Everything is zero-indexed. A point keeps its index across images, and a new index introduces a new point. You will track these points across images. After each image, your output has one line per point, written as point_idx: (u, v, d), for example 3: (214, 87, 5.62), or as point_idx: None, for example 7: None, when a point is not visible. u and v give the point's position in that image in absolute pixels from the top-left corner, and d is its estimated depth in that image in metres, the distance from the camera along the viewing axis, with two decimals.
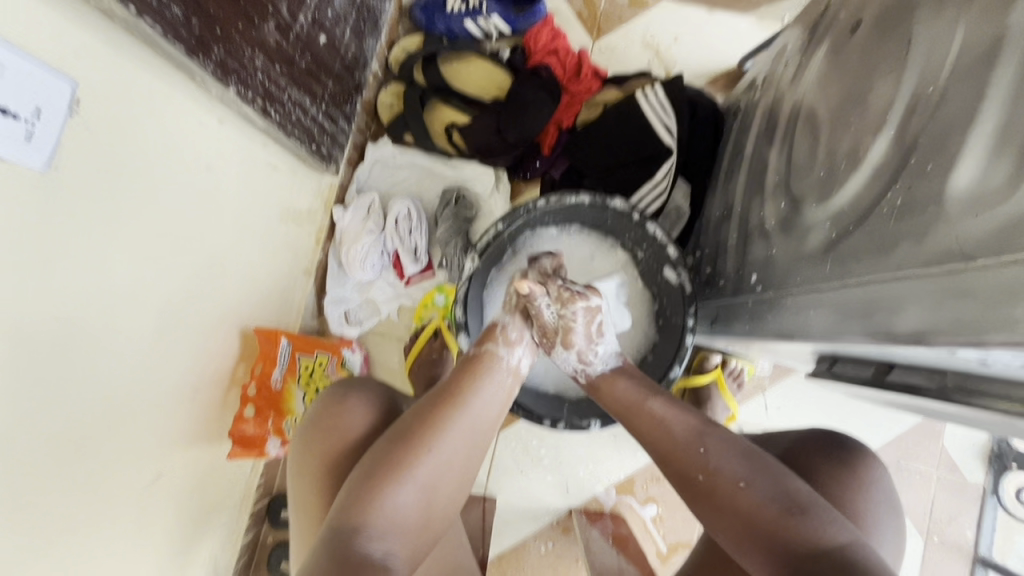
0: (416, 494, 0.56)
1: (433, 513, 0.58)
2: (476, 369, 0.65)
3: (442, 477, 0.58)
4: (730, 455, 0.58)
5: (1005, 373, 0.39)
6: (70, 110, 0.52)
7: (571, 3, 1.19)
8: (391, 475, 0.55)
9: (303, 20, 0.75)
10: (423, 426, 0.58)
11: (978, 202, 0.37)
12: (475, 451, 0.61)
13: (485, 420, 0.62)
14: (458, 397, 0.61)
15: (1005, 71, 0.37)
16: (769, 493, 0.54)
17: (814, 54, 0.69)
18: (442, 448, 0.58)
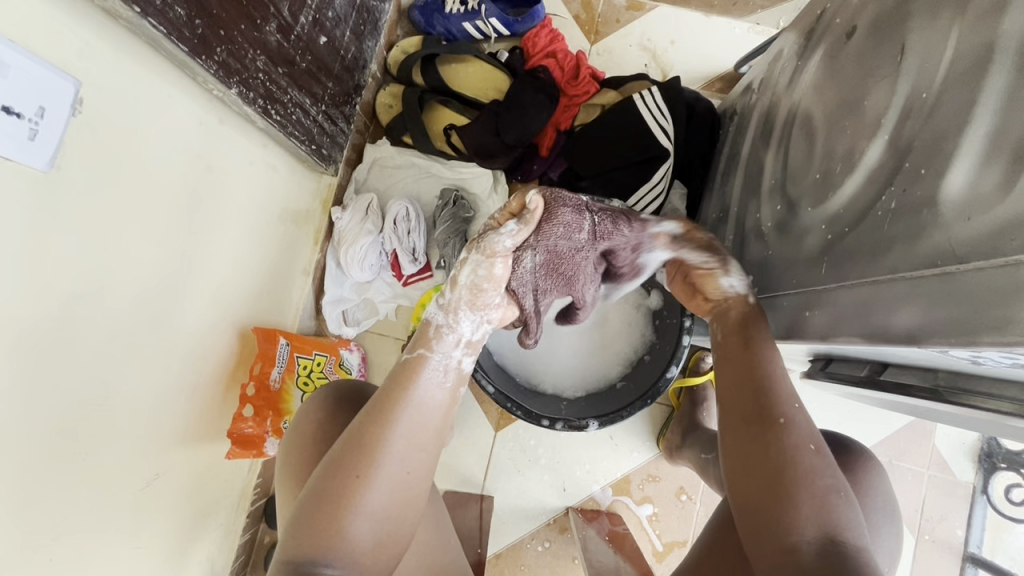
0: (372, 520, 0.53)
1: (396, 531, 0.55)
2: (410, 371, 0.60)
3: (397, 503, 0.55)
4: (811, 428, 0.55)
5: (995, 372, 0.40)
6: (73, 109, 0.52)
7: (569, 6, 1.20)
8: (332, 509, 0.52)
9: (303, 21, 0.75)
10: (358, 449, 0.54)
11: (971, 205, 0.38)
12: (422, 459, 0.57)
13: (427, 425, 0.58)
14: (392, 409, 0.57)
15: (998, 78, 0.38)
16: (829, 470, 0.52)
17: (810, 59, 0.70)
18: (383, 469, 0.54)
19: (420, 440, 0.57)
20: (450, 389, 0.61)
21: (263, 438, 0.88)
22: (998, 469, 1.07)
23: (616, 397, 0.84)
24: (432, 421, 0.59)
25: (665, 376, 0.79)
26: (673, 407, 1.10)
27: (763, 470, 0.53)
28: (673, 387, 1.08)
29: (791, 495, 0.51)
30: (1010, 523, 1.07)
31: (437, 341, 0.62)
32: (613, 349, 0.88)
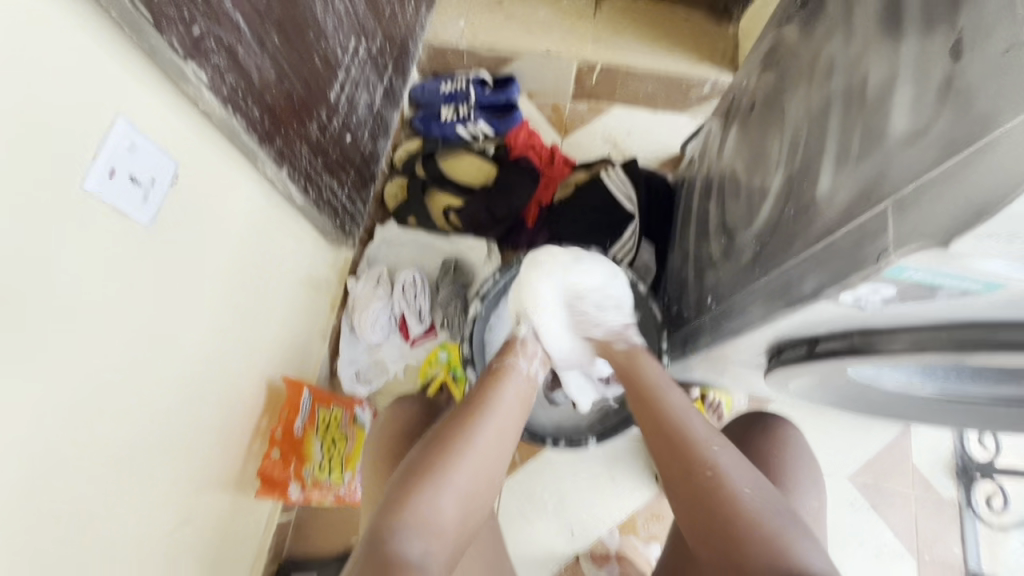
0: (455, 498, 0.62)
1: (467, 520, 0.64)
2: (499, 375, 0.74)
3: (479, 484, 0.65)
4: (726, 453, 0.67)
5: (899, 322, 0.54)
6: (171, 181, 0.67)
7: (542, 111, 1.47)
8: (428, 482, 0.61)
9: (335, 123, 0.96)
10: (457, 430, 0.66)
11: (830, 197, 0.54)
12: (506, 441, 0.69)
13: (511, 415, 0.71)
14: (485, 405, 0.70)
15: (834, 116, 0.56)
16: (737, 478, 0.64)
17: (729, 130, 0.92)
18: (473, 453, 0.65)
19: (517, 408, 0.72)
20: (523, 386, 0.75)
21: (287, 480, 0.98)
22: (975, 481, 1.14)
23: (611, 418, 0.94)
24: (518, 407, 0.73)
25: None
26: None
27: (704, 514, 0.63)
28: None
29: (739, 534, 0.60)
30: (1000, 536, 1.12)
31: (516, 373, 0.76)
32: None
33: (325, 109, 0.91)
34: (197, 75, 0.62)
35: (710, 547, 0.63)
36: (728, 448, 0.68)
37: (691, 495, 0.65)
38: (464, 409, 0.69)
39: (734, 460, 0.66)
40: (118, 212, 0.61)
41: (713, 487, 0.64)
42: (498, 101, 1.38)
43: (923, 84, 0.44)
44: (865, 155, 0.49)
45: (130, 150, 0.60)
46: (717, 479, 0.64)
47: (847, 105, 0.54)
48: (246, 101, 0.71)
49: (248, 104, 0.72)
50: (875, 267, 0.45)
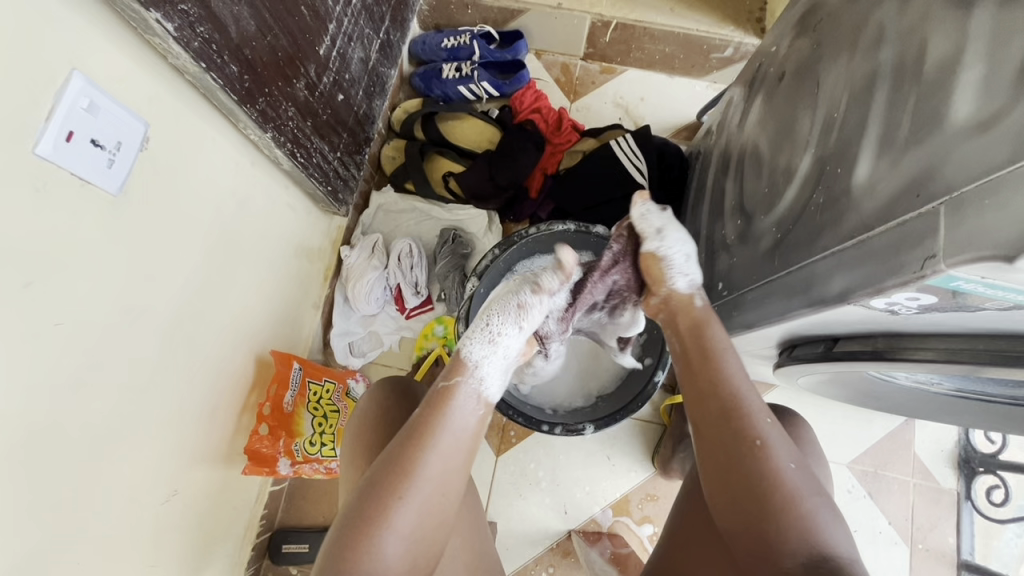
0: (403, 541, 0.59)
1: (419, 554, 0.61)
2: (445, 397, 0.66)
3: (427, 521, 0.61)
4: (783, 441, 0.60)
5: (931, 328, 0.49)
6: (141, 145, 0.62)
7: (551, 71, 1.37)
8: (369, 527, 0.58)
9: (326, 80, 0.89)
10: (396, 472, 0.61)
11: (869, 187, 0.48)
12: (454, 474, 0.64)
13: (458, 448, 0.64)
14: (428, 437, 0.63)
15: (880, 93, 0.50)
16: (812, 489, 0.58)
17: (754, 100, 0.84)
18: (417, 491, 0.61)
19: (465, 444, 0.65)
20: (472, 412, 0.66)
21: (277, 457, 0.94)
22: (977, 474, 1.12)
23: (605, 406, 0.92)
24: (465, 442, 0.65)
25: (653, 380, 0.89)
26: (666, 425, 1.15)
27: (747, 475, 0.58)
28: (665, 405, 1.14)
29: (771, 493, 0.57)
30: (997, 528, 1.11)
31: (470, 373, 0.68)
32: (601, 366, 0.97)
33: (313, 65, 0.83)
34: (163, 26, 0.55)
35: (749, 493, 0.58)
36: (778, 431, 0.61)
37: (751, 501, 0.58)
38: (413, 436, 0.63)
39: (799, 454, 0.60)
40: (81, 179, 0.55)
41: (783, 488, 0.57)
42: (504, 59, 1.29)
43: (996, 63, 0.38)
44: (915, 144, 0.43)
45: (91, 111, 0.54)
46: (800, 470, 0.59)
47: (897, 82, 0.48)
48: (223, 56, 0.64)
49: (225, 58, 0.64)
50: (917, 276, 0.40)
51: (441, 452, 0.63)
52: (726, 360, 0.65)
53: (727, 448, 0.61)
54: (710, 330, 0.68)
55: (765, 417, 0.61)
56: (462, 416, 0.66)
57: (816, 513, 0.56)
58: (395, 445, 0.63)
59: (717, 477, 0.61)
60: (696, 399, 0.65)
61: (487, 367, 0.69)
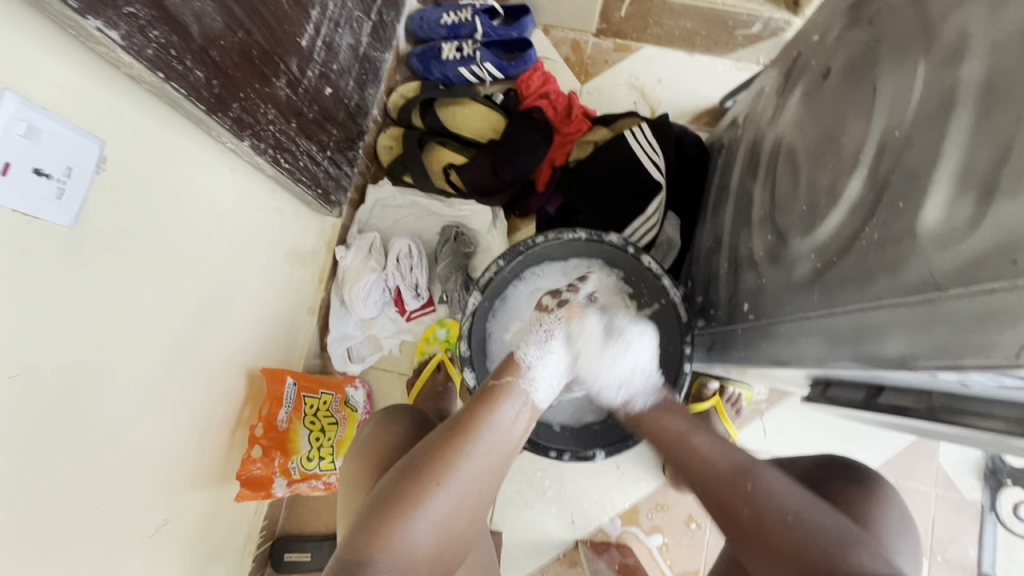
0: (432, 530, 0.56)
1: (444, 548, 0.57)
2: (493, 397, 0.64)
3: (459, 514, 0.58)
4: (781, 486, 0.60)
5: (989, 393, 0.42)
6: (97, 167, 0.54)
7: (560, 49, 1.26)
8: (404, 509, 0.55)
9: (310, 74, 0.80)
10: (437, 459, 0.58)
11: (947, 235, 0.40)
12: (493, 473, 0.61)
13: (502, 447, 0.62)
14: (473, 429, 0.61)
15: (961, 117, 0.41)
16: (836, 526, 0.56)
17: (790, 96, 0.74)
18: (458, 481, 0.58)
19: (509, 445, 0.63)
20: (524, 415, 0.65)
21: (272, 479, 0.92)
22: (1004, 486, 1.07)
23: (620, 428, 0.85)
24: (511, 444, 0.63)
25: None
26: None
27: (753, 534, 0.59)
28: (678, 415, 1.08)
29: (792, 544, 0.56)
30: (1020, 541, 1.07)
31: (525, 373, 0.66)
32: None
33: (295, 60, 0.75)
34: (107, 34, 0.47)
35: (770, 546, 0.58)
36: (777, 480, 0.61)
37: (787, 561, 0.56)
38: (459, 428, 0.61)
39: (783, 484, 0.60)
40: (25, 214, 0.48)
41: (801, 535, 0.56)
42: (509, 37, 1.19)
43: None
44: (1012, 193, 0.36)
45: (29, 136, 0.46)
46: (799, 517, 0.57)
47: (987, 106, 0.39)
48: (184, 61, 0.56)
49: (186, 63, 0.56)
50: (1011, 365, 0.33)
51: (486, 446, 0.61)
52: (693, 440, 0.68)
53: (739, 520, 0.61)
54: (665, 419, 0.71)
55: (761, 475, 0.62)
56: (512, 417, 0.64)
57: (846, 547, 0.54)
58: (441, 434, 0.61)
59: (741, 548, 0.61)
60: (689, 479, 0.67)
61: (541, 373, 0.67)
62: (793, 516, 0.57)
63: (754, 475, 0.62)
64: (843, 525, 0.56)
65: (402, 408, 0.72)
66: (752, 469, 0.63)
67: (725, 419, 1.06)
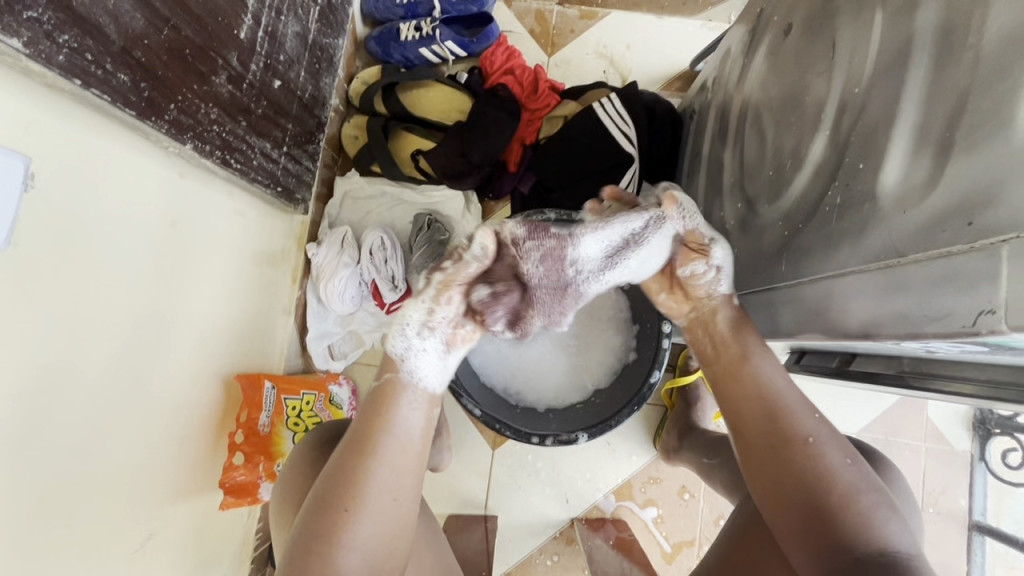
0: (362, 557, 0.55)
1: (383, 563, 0.57)
2: (385, 395, 0.61)
3: (385, 536, 0.57)
4: (836, 442, 0.55)
5: (953, 357, 0.41)
6: (25, 184, 0.51)
7: (524, 21, 1.21)
8: (324, 548, 0.53)
9: (254, 68, 0.76)
10: (340, 489, 0.56)
11: (905, 196, 0.39)
12: (407, 484, 0.59)
13: (406, 453, 0.60)
14: (370, 442, 0.58)
15: (919, 69, 0.39)
16: (867, 484, 0.53)
17: (755, 55, 0.71)
18: (367, 504, 0.56)
19: (413, 448, 0.60)
20: (422, 415, 0.62)
21: (258, 484, 0.92)
22: (993, 435, 1.08)
23: (603, 408, 0.83)
24: (415, 447, 0.61)
25: (649, 381, 0.80)
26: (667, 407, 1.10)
27: (789, 472, 0.55)
28: (665, 388, 1.08)
29: (820, 491, 0.53)
30: (1011, 488, 1.07)
31: (402, 365, 0.62)
32: (593, 357, 0.87)
33: (235, 54, 0.71)
34: (9, 43, 0.44)
35: (798, 488, 0.54)
36: (831, 430, 0.57)
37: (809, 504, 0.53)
38: (353, 448, 0.58)
39: (835, 433, 0.56)
40: None
41: (837, 488, 0.52)
42: (469, 13, 1.14)
43: None
44: (968, 149, 0.34)
45: None
46: (847, 467, 0.54)
47: (943, 55, 0.37)
48: (104, 65, 0.53)
49: (107, 67, 0.53)
50: (968, 332, 0.32)
51: (386, 458, 0.58)
52: (757, 365, 0.62)
53: (778, 457, 0.56)
54: (744, 341, 0.63)
55: (811, 415, 0.58)
56: (408, 419, 0.61)
57: (874, 509, 0.51)
58: (335, 464, 0.58)
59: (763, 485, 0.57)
60: (733, 404, 0.61)
61: (417, 364, 0.62)
62: (843, 464, 0.54)
63: (819, 413, 0.58)
64: (871, 483, 0.53)
65: (308, 444, 0.71)
66: (819, 418, 0.57)
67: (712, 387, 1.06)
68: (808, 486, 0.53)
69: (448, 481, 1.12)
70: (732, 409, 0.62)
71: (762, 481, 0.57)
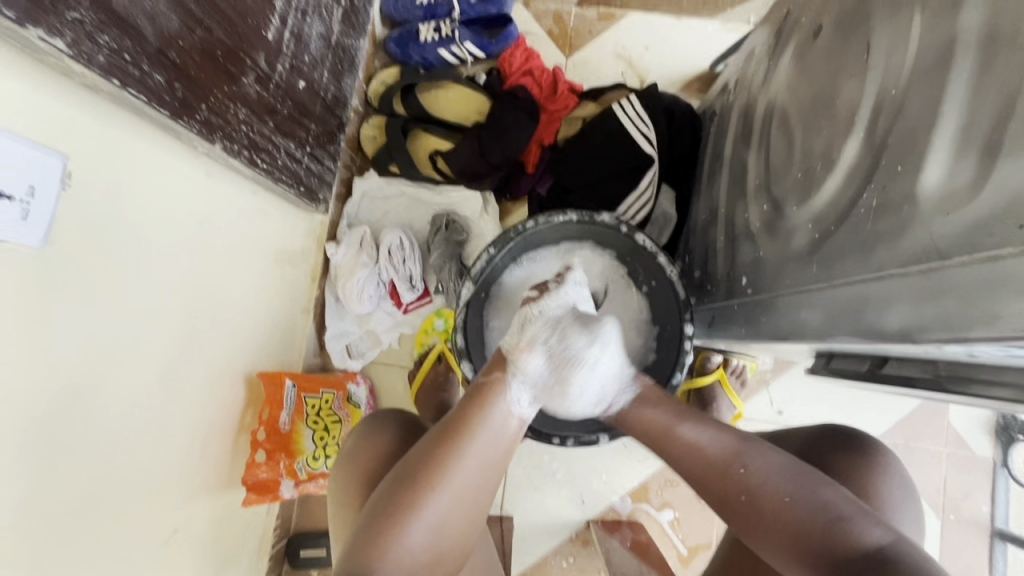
0: (429, 534, 0.55)
1: (445, 548, 0.57)
2: (484, 394, 0.63)
3: (451, 519, 0.57)
4: (770, 466, 0.58)
5: (991, 360, 0.41)
6: (63, 183, 0.52)
7: (542, 22, 1.21)
8: (400, 517, 0.54)
9: (280, 69, 0.77)
10: (426, 465, 0.57)
11: (948, 199, 0.38)
12: (483, 478, 0.60)
13: (491, 450, 0.61)
14: (465, 429, 0.60)
15: (962, 72, 0.39)
16: (818, 501, 0.55)
17: (781, 56, 0.71)
18: (449, 484, 0.57)
19: (497, 447, 0.62)
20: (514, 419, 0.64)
21: (279, 481, 0.93)
22: (1016, 440, 1.05)
23: None
24: (498, 447, 0.62)
25: (672, 384, 0.82)
26: None
27: (748, 514, 0.58)
28: (683, 390, 1.08)
29: (779, 522, 0.55)
30: None
31: (514, 369, 0.64)
32: None
33: (263, 55, 0.72)
34: (53, 43, 0.44)
35: (766, 522, 0.56)
36: (769, 460, 0.59)
37: (784, 534, 0.55)
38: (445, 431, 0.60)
39: (782, 462, 0.59)
40: None
41: (793, 513, 0.55)
42: (488, 13, 1.14)
43: None
44: (1017, 153, 0.33)
45: None
46: (792, 495, 0.56)
47: (988, 58, 0.37)
48: (141, 65, 0.53)
49: (144, 68, 0.54)
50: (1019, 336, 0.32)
51: (475, 449, 0.59)
52: (677, 432, 0.65)
53: (734, 518, 0.59)
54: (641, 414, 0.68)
55: (738, 470, 0.59)
56: (500, 418, 0.62)
57: (848, 520, 0.53)
58: (425, 442, 0.59)
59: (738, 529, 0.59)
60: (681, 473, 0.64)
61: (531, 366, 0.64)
62: (785, 495, 0.56)
63: (742, 458, 0.60)
64: (844, 499, 0.54)
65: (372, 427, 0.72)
66: (742, 452, 0.61)
67: (730, 390, 1.05)
68: (773, 528, 0.56)
69: None
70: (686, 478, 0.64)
71: (751, 540, 0.58)
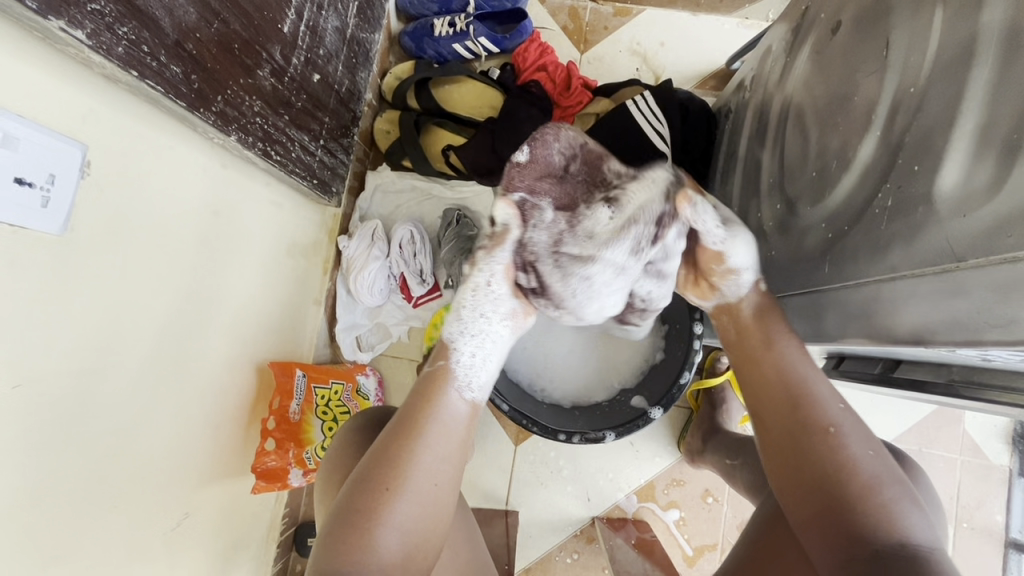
0: (401, 536, 0.54)
1: (420, 553, 0.55)
2: (435, 380, 0.62)
3: (423, 520, 0.56)
4: (852, 425, 0.55)
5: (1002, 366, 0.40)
6: (82, 172, 0.53)
7: (557, 18, 1.21)
8: (367, 520, 0.53)
9: (295, 62, 0.78)
10: (384, 467, 0.56)
11: (965, 201, 0.38)
12: (448, 471, 0.59)
13: (450, 440, 0.60)
14: (418, 424, 0.59)
15: (982, 69, 0.38)
16: (890, 477, 0.51)
17: (798, 53, 0.70)
18: (412, 482, 0.56)
19: (458, 437, 0.61)
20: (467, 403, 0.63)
21: (287, 470, 0.93)
22: None
23: (630, 407, 0.84)
24: (458, 438, 0.61)
25: (680, 382, 0.80)
26: (693, 410, 1.10)
27: (807, 455, 0.54)
28: (692, 390, 1.07)
29: (838, 478, 0.52)
30: None
31: (453, 355, 0.64)
32: (619, 355, 0.88)
33: (278, 48, 0.73)
34: (73, 35, 0.45)
35: (815, 473, 0.53)
36: (856, 422, 0.56)
37: (822, 484, 0.52)
38: (400, 429, 0.59)
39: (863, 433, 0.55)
40: (12, 225, 0.47)
41: (857, 476, 0.51)
42: (503, 8, 1.14)
43: None
44: None
45: (5, 145, 0.44)
46: (876, 457, 0.53)
47: (1009, 55, 0.36)
48: (158, 57, 0.54)
49: (161, 59, 0.55)
50: None
51: (433, 443, 0.58)
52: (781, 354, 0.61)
53: (801, 449, 0.55)
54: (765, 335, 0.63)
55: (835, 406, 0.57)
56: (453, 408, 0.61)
57: (896, 503, 0.50)
58: (382, 442, 0.58)
59: (778, 465, 0.57)
60: (756, 399, 0.61)
61: (466, 344, 0.64)
62: (866, 454, 0.53)
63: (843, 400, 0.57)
64: (898, 483, 0.51)
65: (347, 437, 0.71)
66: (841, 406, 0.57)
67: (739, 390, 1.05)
68: (825, 477, 0.52)
69: (471, 475, 1.13)
70: (757, 402, 0.61)
71: (784, 478, 0.56)
